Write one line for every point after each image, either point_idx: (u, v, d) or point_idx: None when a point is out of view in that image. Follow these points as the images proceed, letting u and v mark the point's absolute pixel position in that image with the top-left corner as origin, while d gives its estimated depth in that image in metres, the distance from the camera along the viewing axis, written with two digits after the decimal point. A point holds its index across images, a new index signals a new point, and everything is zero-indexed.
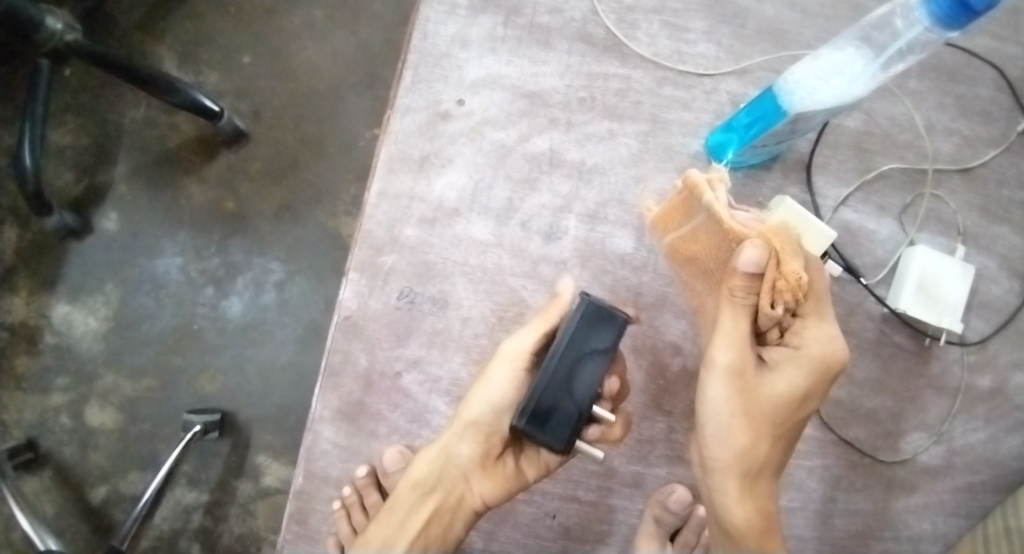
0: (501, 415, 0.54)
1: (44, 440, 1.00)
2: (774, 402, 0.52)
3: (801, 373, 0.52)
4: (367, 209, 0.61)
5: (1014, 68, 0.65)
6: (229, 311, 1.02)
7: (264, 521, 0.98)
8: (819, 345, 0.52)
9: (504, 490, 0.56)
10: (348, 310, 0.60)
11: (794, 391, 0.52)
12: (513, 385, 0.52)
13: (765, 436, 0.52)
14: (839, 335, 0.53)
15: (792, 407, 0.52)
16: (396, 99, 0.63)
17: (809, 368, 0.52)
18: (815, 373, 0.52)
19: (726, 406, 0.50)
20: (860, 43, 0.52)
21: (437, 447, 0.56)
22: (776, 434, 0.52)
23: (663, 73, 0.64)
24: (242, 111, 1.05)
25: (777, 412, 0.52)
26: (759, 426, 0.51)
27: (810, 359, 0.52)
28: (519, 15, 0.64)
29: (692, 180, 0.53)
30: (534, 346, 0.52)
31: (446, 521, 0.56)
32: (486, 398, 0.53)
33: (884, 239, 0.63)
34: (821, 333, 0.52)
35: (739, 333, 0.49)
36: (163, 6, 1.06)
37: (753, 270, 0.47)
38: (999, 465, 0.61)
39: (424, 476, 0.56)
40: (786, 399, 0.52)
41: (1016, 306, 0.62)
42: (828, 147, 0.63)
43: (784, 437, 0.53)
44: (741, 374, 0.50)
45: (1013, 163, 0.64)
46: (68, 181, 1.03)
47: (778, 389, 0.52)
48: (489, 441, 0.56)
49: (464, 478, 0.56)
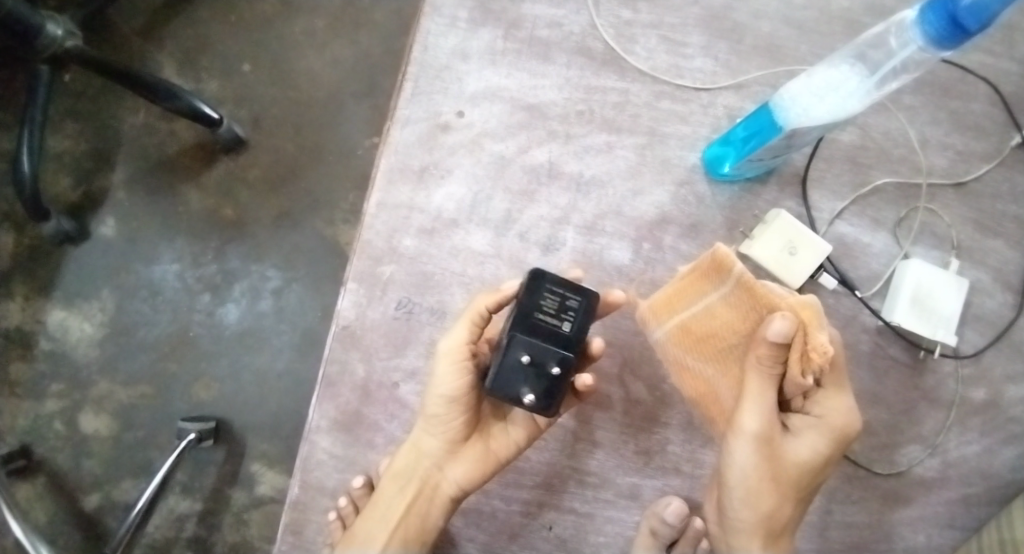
0: (455, 407, 0.56)
1: (37, 446, 0.99)
2: (797, 467, 0.53)
3: (824, 441, 0.53)
4: (366, 219, 0.61)
5: (1007, 84, 0.65)
6: (226, 319, 1.02)
7: (259, 529, 0.98)
8: (838, 415, 0.53)
9: (476, 472, 0.58)
10: (346, 320, 0.60)
11: (816, 457, 0.53)
12: (450, 384, 0.55)
13: (787, 497, 0.53)
14: (855, 406, 0.54)
15: (814, 472, 0.53)
16: (396, 110, 0.63)
17: (829, 436, 0.53)
18: (836, 441, 0.53)
19: (753, 470, 0.52)
20: (855, 61, 0.53)
21: (408, 443, 0.58)
22: (798, 495, 0.54)
23: (661, 87, 0.64)
24: (241, 119, 1.05)
25: (799, 475, 0.53)
26: (781, 489, 0.53)
27: (830, 427, 0.53)
28: (519, 28, 0.65)
29: (718, 254, 0.52)
30: (465, 342, 0.54)
31: (425, 507, 0.59)
32: (441, 396, 0.55)
33: (879, 253, 0.63)
34: (840, 403, 0.53)
35: (767, 402, 0.50)
36: (164, 14, 1.07)
37: (781, 340, 0.47)
38: (993, 477, 0.61)
39: (399, 469, 0.58)
40: (809, 464, 0.53)
41: (1009, 319, 0.63)
42: (823, 161, 0.64)
43: (804, 499, 0.54)
44: (768, 440, 0.51)
45: (1007, 178, 0.65)
46: (65, 187, 1.03)
47: (801, 455, 0.53)
48: (452, 431, 0.58)
49: (437, 466, 0.59)
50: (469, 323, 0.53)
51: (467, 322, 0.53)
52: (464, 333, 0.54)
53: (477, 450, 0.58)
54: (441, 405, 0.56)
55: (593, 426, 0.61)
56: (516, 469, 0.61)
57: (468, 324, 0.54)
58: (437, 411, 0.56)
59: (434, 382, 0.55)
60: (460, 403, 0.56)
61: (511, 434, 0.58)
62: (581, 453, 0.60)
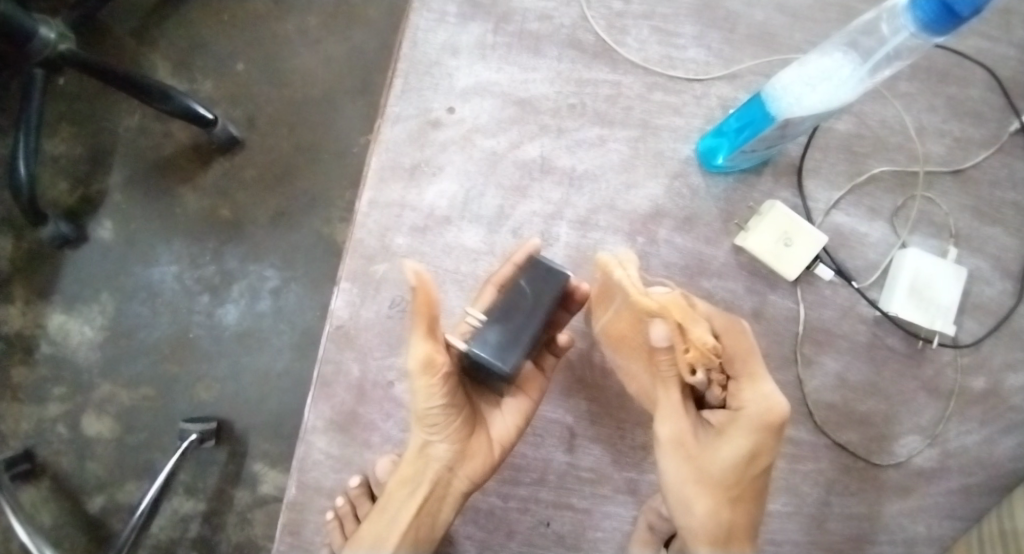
0: (450, 409, 0.55)
1: (41, 450, 0.99)
2: (724, 466, 0.52)
3: (744, 435, 0.52)
4: (358, 218, 0.61)
5: (1004, 69, 0.65)
6: (225, 319, 1.02)
7: (262, 528, 0.98)
8: (757, 405, 0.52)
9: (485, 467, 0.57)
10: (339, 320, 0.60)
11: (741, 451, 0.52)
12: (432, 394, 0.53)
13: (725, 498, 0.53)
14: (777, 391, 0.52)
15: (748, 468, 0.52)
16: (386, 107, 0.62)
17: (750, 429, 0.52)
18: (760, 433, 0.51)
19: (678, 477, 0.53)
20: (847, 50, 0.52)
21: (414, 446, 0.57)
22: (734, 496, 0.53)
23: (653, 79, 0.64)
24: (236, 119, 1.05)
25: (729, 475, 0.52)
26: (717, 490, 0.53)
27: (749, 419, 0.52)
28: (509, 22, 0.64)
29: (604, 262, 0.57)
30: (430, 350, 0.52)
31: (437, 506, 0.57)
32: (432, 403, 0.54)
33: (876, 242, 0.63)
34: (755, 393, 0.52)
35: (677, 405, 0.53)
36: (156, 15, 1.06)
37: (664, 343, 0.51)
38: (994, 467, 0.61)
39: (409, 472, 0.57)
40: (735, 462, 0.52)
41: (1009, 307, 0.62)
42: (819, 151, 0.63)
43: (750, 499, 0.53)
44: (687, 443, 0.53)
45: (1004, 164, 0.64)
46: (63, 191, 1.03)
47: (725, 453, 0.52)
48: (458, 430, 0.57)
49: (448, 468, 0.57)
50: (424, 334, 0.52)
51: (423, 334, 0.51)
52: (427, 343, 0.52)
53: (483, 443, 0.57)
54: (436, 413, 0.55)
55: (589, 422, 0.61)
56: (512, 466, 0.60)
57: (423, 332, 0.52)
58: (432, 415, 0.54)
59: (416, 398, 0.53)
60: (448, 407, 0.54)
61: (508, 417, 0.58)
62: (577, 448, 0.60)
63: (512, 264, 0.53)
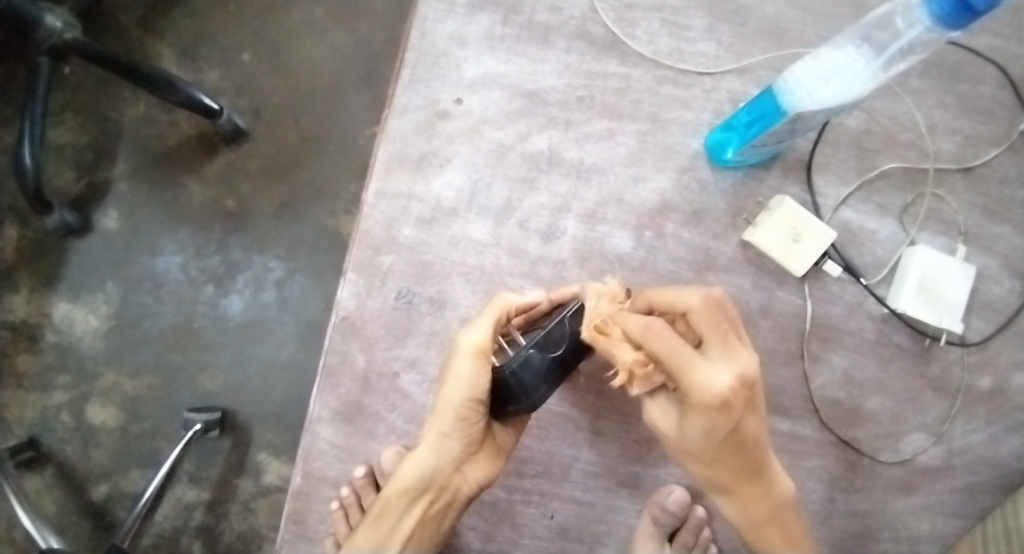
0: (476, 409, 0.52)
1: (46, 438, 1.00)
2: (697, 447, 0.47)
3: (689, 420, 0.46)
4: (365, 209, 0.61)
5: (1017, 67, 0.64)
6: (229, 310, 1.02)
7: (265, 518, 0.98)
8: (698, 391, 0.43)
9: (494, 471, 0.56)
10: (346, 311, 0.60)
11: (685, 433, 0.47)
12: (479, 384, 0.50)
13: (717, 464, 0.49)
14: (710, 380, 0.43)
15: (715, 445, 0.47)
16: (394, 98, 0.62)
17: (699, 413, 0.44)
18: (710, 415, 0.44)
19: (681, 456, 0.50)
20: (860, 43, 0.51)
21: (424, 451, 0.55)
22: (719, 462, 0.49)
23: (663, 72, 0.63)
24: (241, 109, 1.04)
25: (698, 451, 0.48)
26: (701, 462, 0.49)
27: (698, 404, 0.44)
28: (518, 13, 0.64)
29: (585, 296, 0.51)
30: (491, 337, 0.51)
31: (443, 512, 0.57)
32: (464, 398, 0.51)
33: (885, 239, 0.63)
34: (694, 382, 0.43)
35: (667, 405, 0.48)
36: (163, 4, 1.06)
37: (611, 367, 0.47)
38: (1000, 465, 0.61)
39: (411, 483, 0.56)
40: (698, 446, 0.47)
41: (1016, 307, 0.62)
42: (828, 147, 0.63)
43: (749, 455, 0.48)
44: (677, 437, 0.49)
45: (1015, 162, 0.63)
46: (68, 179, 1.03)
47: (688, 435, 0.47)
48: (475, 434, 0.54)
49: (456, 470, 0.56)
50: (493, 318, 0.51)
51: (492, 321, 0.51)
52: (489, 331, 0.51)
53: (489, 448, 0.57)
54: (464, 408, 0.52)
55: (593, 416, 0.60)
56: (517, 458, 0.60)
57: (493, 319, 0.51)
58: (457, 411, 0.52)
59: (454, 385, 0.51)
60: (483, 402, 0.52)
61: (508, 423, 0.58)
62: (582, 442, 0.60)
63: (549, 301, 0.55)
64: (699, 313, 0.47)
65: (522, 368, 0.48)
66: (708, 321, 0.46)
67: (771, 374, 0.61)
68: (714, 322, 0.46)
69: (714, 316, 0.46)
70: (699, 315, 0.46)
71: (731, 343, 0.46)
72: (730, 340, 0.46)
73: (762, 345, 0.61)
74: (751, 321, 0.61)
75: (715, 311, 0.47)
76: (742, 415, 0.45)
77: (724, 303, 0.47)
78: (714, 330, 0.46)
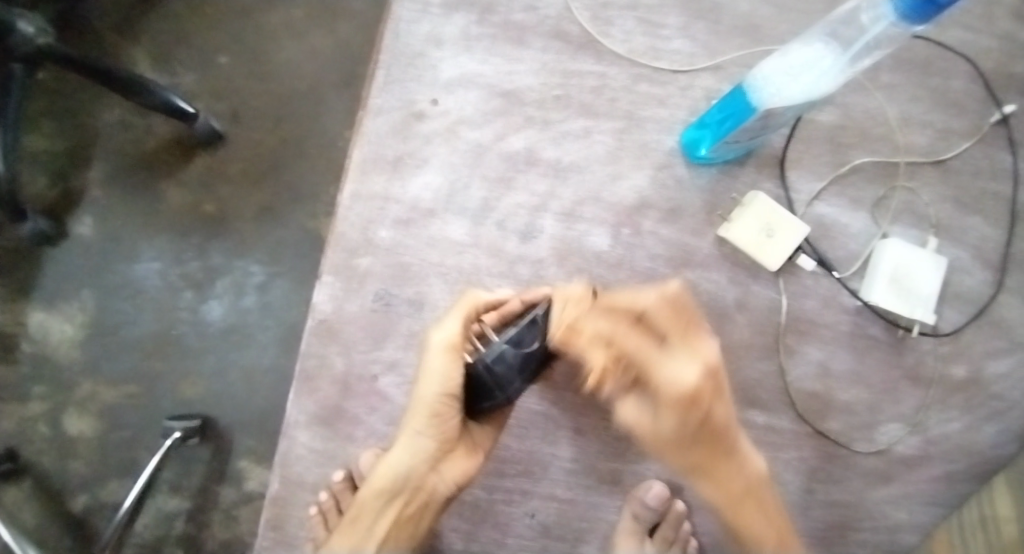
0: (449, 406, 0.52)
1: (25, 449, 0.99)
2: (671, 435, 0.47)
3: (665, 414, 0.45)
4: (342, 210, 0.61)
5: (987, 61, 0.65)
6: (209, 316, 1.01)
7: (249, 525, 0.98)
8: (669, 384, 0.43)
9: (469, 471, 0.56)
10: (323, 314, 0.59)
11: (662, 426, 0.47)
12: (451, 378, 0.51)
13: (689, 450, 0.49)
14: (676, 371, 0.43)
15: (690, 432, 0.47)
16: (369, 99, 0.62)
17: (672, 406, 0.44)
18: (682, 407, 0.44)
19: (658, 449, 0.50)
20: (828, 39, 0.52)
21: (398, 452, 0.55)
22: (691, 448, 0.49)
23: (638, 70, 0.64)
24: (220, 113, 1.04)
25: (673, 440, 0.48)
26: (679, 451, 0.49)
27: (668, 397, 0.44)
28: (493, 13, 0.64)
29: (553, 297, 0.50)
30: (461, 333, 0.51)
31: (419, 512, 0.57)
32: (437, 394, 0.51)
33: (858, 233, 0.63)
34: (664, 373, 0.43)
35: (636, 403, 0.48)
36: (138, 9, 1.05)
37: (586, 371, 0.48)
38: (976, 454, 0.62)
39: (386, 485, 0.56)
40: (670, 435, 0.47)
41: (989, 297, 0.63)
42: (802, 142, 0.64)
43: (720, 440, 0.49)
44: (647, 429, 0.48)
45: (985, 155, 0.65)
46: (43, 186, 1.02)
47: (659, 426, 0.47)
48: (448, 432, 0.55)
49: (431, 469, 0.56)
50: (462, 315, 0.51)
51: (462, 316, 0.51)
52: (459, 327, 0.51)
53: (465, 447, 0.57)
54: (436, 406, 0.52)
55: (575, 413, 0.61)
56: (498, 458, 0.60)
57: (463, 315, 0.52)
58: (431, 410, 0.53)
59: (426, 383, 0.51)
60: (456, 399, 0.52)
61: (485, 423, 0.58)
62: (562, 440, 0.60)
63: (520, 301, 0.53)
64: (658, 309, 0.45)
65: (497, 361, 0.48)
66: (667, 317, 0.44)
67: (749, 368, 0.61)
68: (672, 315, 0.44)
69: (673, 313, 0.44)
70: (657, 313, 0.45)
71: (692, 335, 0.44)
72: (692, 331, 0.44)
73: (739, 340, 0.61)
74: (729, 316, 0.61)
75: (671, 306, 0.45)
76: (710, 404, 0.44)
77: (681, 297, 0.45)
78: (675, 327, 0.44)
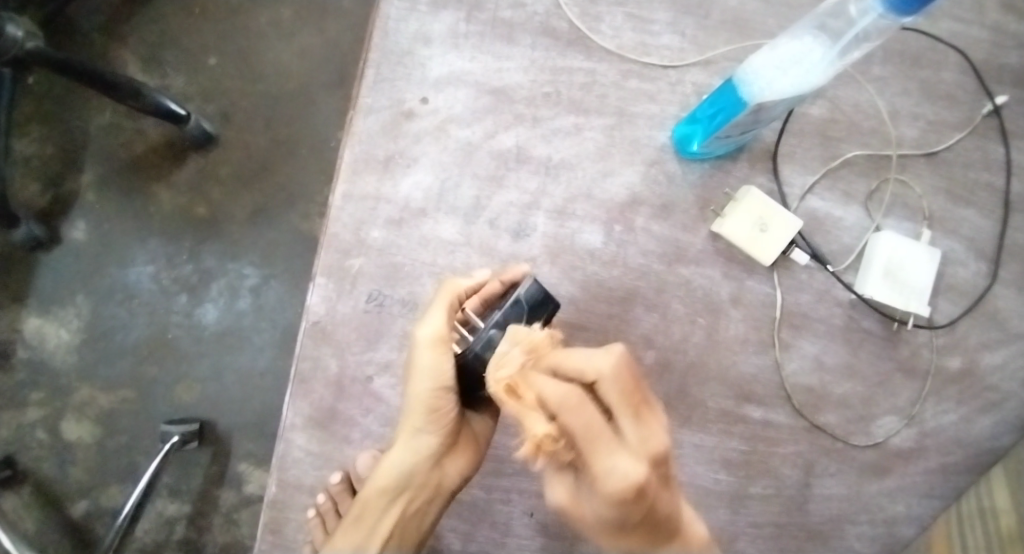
0: (445, 398, 0.52)
1: (22, 456, 0.98)
2: (608, 527, 0.40)
3: (603, 505, 0.38)
4: (333, 211, 0.60)
5: (978, 51, 0.65)
6: (204, 319, 1.01)
7: (249, 528, 0.97)
8: (607, 478, 0.35)
9: (472, 462, 0.57)
10: (316, 316, 0.59)
11: (610, 519, 0.38)
12: (442, 370, 0.50)
13: (629, 537, 0.41)
14: (615, 465, 0.35)
15: (630, 526, 0.39)
16: (358, 99, 0.62)
17: (609, 503, 0.36)
18: (623, 504, 0.36)
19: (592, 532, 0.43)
20: (816, 32, 0.51)
21: (399, 449, 0.56)
22: (626, 538, 0.42)
23: (628, 66, 0.63)
24: (210, 114, 1.03)
25: (610, 530, 0.40)
26: (620, 541, 0.42)
27: (604, 494, 0.36)
28: (481, 11, 0.63)
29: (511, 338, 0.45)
30: (447, 324, 0.50)
31: (424, 506, 0.58)
32: (430, 388, 0.51)
33: (851, 226, 0.63)
34: (601, 464, 0.35)
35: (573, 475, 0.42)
36: (124, 10, 1.04)
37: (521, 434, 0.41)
38: (973, 445, 0.62)
39: (390, 483, 0.56)
40: (611, 527, 0.39)
41: (983, 288, 0.63)
42: (793, 136, 0.64)
43: (667, 530, 0.41)
44: (587, 514, 0.41)
45: (977, 146, 0.64)
46: (34, 192, 1.01)
47: (595, 513, 0.40)
48: (448, 426, 0.55)
49: (435, 466, 0.56)
50: (446, 305, 0.50)
51: (445, 307, 0.50)
52: (444, 319, 0.50)
53: (467, 437, 0.58)
54: (431, 400, 0.52)
55: None
56: (495, 457, 0.60)
57: (446, 306, 0.50)
58: (428, 405, 0.53)
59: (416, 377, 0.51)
60: (450, 390, 0.52)
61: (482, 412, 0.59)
62: None
63: (500, 281, 0.53)
64: (611, 382, 0.37)
65: (486, 348, 0.48)
66: (618, 389, 0.37)
67: (745, 363, 0.61)
68: (626, 390, 0.37)
69: (627, 385, 0.37)
70: (609, 383, 0.37)
71: (643, 416, 0.37)
72: (643, 411, 0.37)
73: (734, 335, 0.61)
74: (723, 311, 0.61)
75: (626, 376, 0.37)
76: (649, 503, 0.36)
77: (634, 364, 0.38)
78: (626, 403, 0.37)
